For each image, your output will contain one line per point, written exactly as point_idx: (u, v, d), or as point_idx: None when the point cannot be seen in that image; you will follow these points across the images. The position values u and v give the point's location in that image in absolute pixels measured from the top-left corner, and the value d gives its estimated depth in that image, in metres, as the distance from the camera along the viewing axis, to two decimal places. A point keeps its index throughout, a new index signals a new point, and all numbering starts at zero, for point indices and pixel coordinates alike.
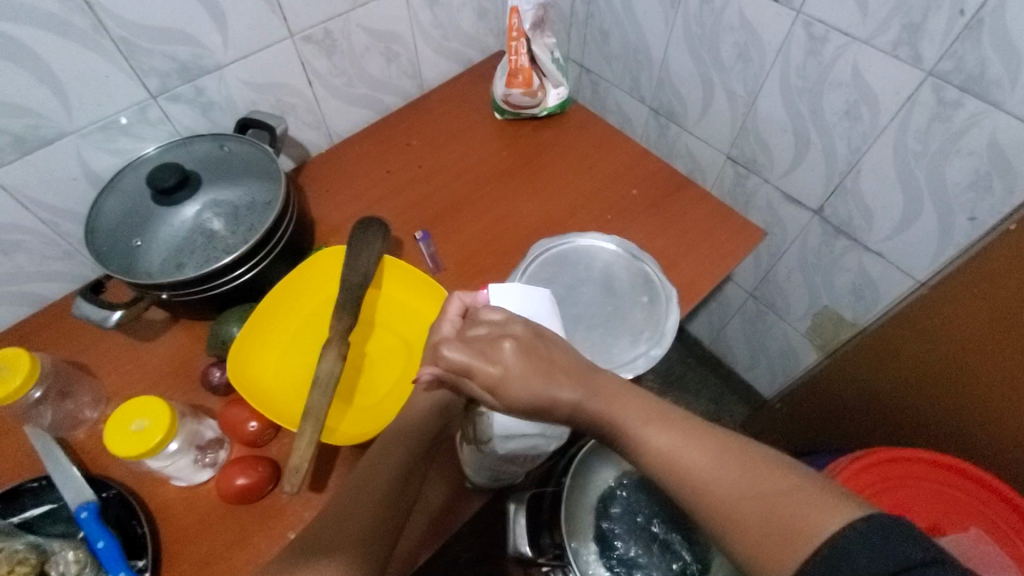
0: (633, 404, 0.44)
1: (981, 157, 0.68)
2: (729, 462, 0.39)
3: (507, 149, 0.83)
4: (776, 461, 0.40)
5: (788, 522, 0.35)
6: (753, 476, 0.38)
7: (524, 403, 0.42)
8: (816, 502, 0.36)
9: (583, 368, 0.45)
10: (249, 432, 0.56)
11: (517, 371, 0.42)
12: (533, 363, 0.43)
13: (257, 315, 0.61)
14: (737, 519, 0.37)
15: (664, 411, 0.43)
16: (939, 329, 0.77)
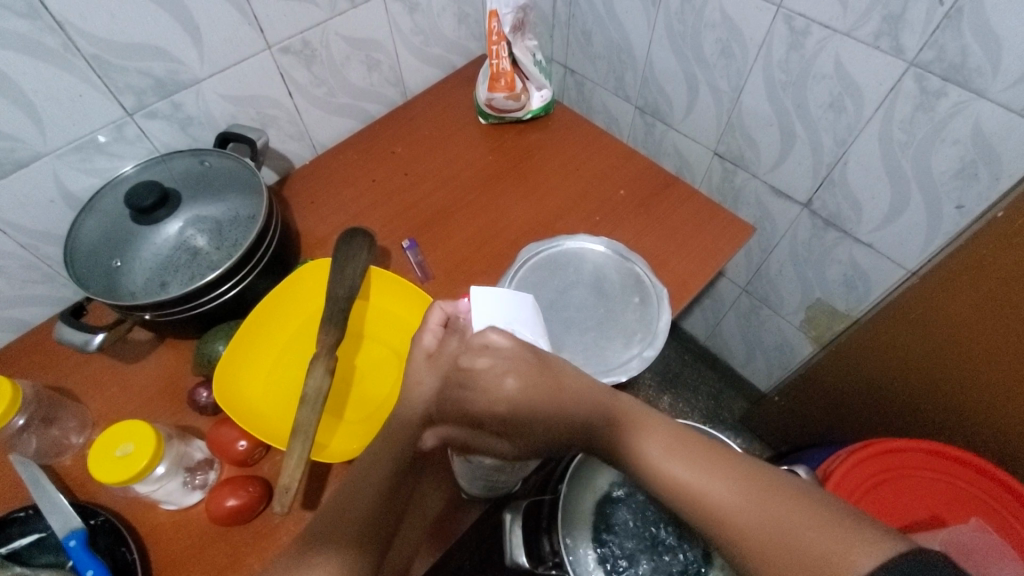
0: (650, 431, 0.44)
1: (966, 145, 0.68)
2: (749, 491, 0.40)
3: (493, 154, 0.83)
4: (793, 488, 0.41)
5: (811, 553, 0.37)
6: (775, 506, 0.39)
7: (543, 433, 0.44)
8: (839, 535, 0.37)
9: (593, 396, 0.45)
10: (239, 452, 0.55)
11: (528, 402, 0.44)
12: (540, 393, 0.44)
13: (243, 333, 0.60)
14: (763, 551, 0.38)
15: (680, 439, 0.44)
16: (931, 322, 0.77)
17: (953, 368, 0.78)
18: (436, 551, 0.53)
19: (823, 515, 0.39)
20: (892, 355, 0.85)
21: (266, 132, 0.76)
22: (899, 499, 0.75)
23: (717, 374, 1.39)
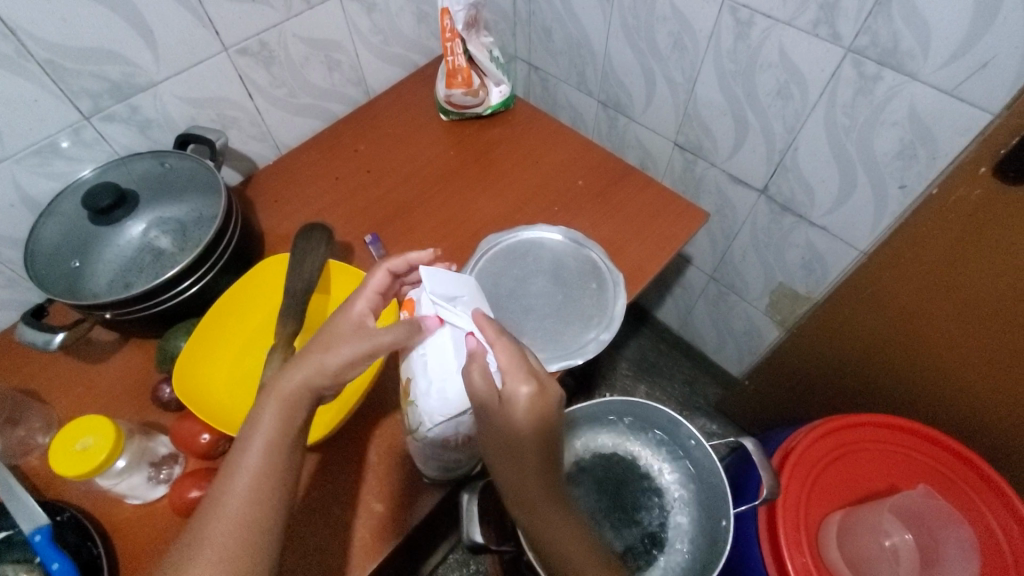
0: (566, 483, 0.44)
1: (904, 126, 0.70)
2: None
3: (454, 149, 0.84)
4: None
5: None
6: None
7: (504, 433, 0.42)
8: None
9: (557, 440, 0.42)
10: (202, 445, 0.56)
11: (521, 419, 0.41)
12: (536, 418, 0.41)
13: (203, 329, 0.60)
14: None
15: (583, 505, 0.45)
16: (884, 300, 0.80)
17: (942, 361, 0.78)
18: (397, 534, 0.54)
19: None
20: (873, 346, 0.86)
21: (227, 133, 0.77)
22: (855, 473, 0.77)
23: (691, 362, 1.41)
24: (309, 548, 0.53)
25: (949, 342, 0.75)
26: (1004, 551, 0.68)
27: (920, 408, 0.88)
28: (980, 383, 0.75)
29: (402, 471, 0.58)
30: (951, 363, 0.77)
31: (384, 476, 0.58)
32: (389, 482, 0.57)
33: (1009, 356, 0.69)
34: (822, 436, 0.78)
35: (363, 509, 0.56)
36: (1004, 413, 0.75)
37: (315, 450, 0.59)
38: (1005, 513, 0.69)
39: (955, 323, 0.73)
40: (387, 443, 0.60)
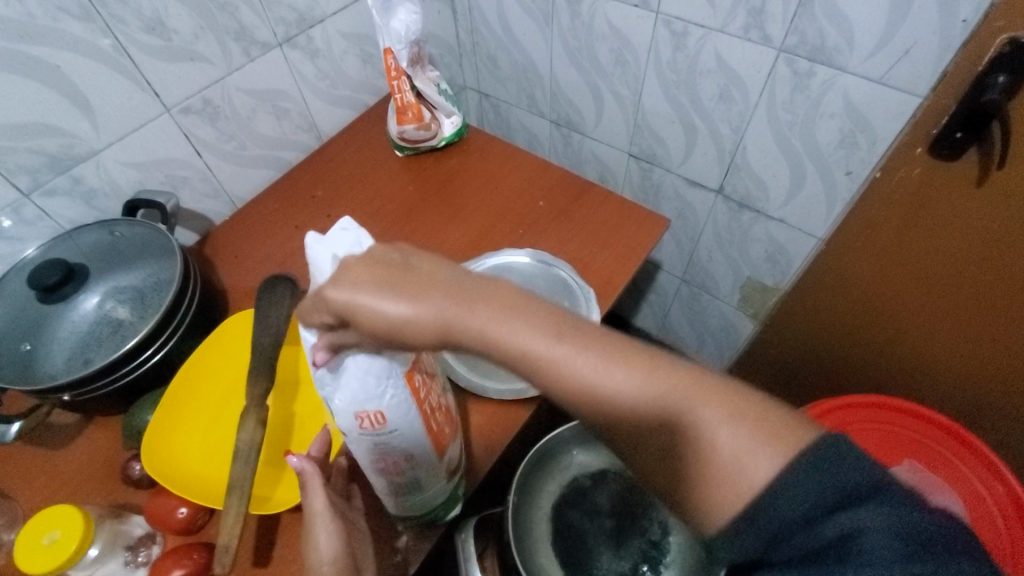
0: (523, 330, 0.35)
1: (842, 117, 0.73)
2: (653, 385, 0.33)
3: (414, 183, 0.84)
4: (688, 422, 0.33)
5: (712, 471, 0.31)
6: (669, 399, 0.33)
7: (381, 335, 0.35)
8: (746, 447, 0.31)
9: (441, 317, 0.35)
10: (179, 520, 0.53)
11: (395, 320, 0.34)
12: (398, 314, 0.34)
13: (169, 399, 0.57)
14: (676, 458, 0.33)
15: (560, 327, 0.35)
16: (844, 280, 0.82)
17: (937, 336, 0.77)
18: None
19: (735, 407, 0.32)
20: (858, 329, 0.87)
21: (178, 193, 0.76)
22: None
23: None
24: None
25: (938, 297, 0.73)
26: (994, 514, 0.70)
27: (912, 385, 0.88)
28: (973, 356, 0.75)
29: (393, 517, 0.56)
30: (917, 324, 0.78)
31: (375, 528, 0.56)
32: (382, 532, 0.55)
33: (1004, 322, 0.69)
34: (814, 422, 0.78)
35: None
36: (974, 373, 0.77)
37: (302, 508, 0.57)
38: (990, 478, 0.72)
39: (928, 284, 0.73)
40: None
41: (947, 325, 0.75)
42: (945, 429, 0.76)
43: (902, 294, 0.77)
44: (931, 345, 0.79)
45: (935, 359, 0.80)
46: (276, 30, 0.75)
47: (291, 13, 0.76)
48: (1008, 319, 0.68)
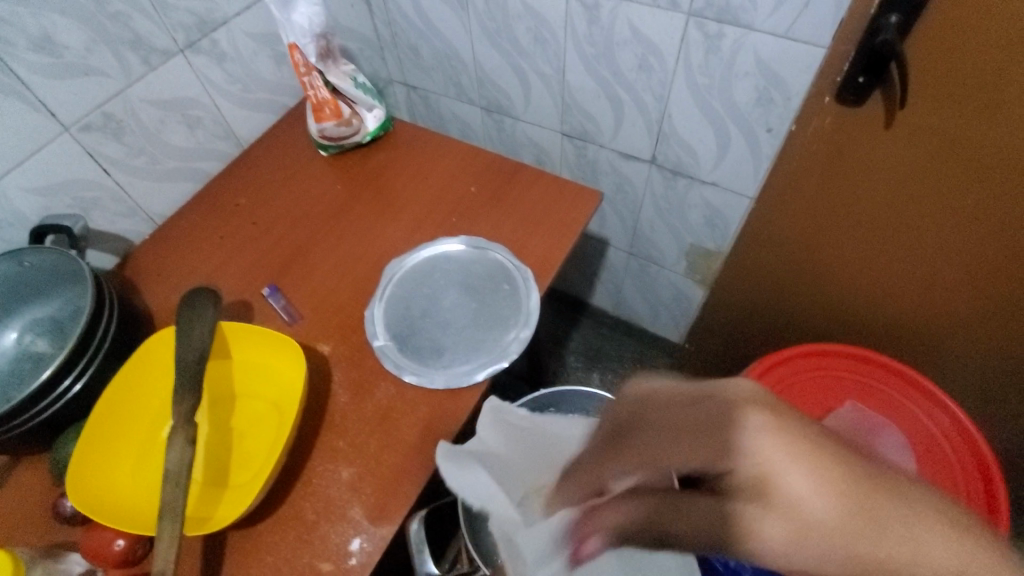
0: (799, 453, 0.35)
1: (756, 75, 0.74)
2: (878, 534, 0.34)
3: (342, 182, 0.82)
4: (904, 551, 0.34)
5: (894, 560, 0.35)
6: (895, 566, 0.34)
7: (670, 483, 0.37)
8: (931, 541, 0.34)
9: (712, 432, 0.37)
10: (117, 552, 0.51)
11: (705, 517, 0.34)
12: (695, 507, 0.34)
13: (90, 435, 0.54)
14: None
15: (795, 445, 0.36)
16: (785, 235, 0.83)
17: (881, 282, 0.79)
18: None
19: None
20: (807, 286, 0.88)
21: (88, 215, 0.72)
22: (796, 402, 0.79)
23: (634, 342, 1.40)
24: None
25: (893, 230, 0.72)
26: (944, 445, 0.73)
27: (864, 331, 0.89)
28: (917, 299, 0.78)
29: (343, 520, 0.55)
30: (870, 270, 0.79)
31: (327, 535, 0.54)
32: (335, 538, 0.54)
33: (941, 257, 0.71)
34: (761, 375, 0.80)
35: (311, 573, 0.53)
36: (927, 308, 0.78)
37: (249, 525, 0.55)
38: (932, 406, 0.75)
39: (870, 227, 0.74)
40: (323, 498, 0.56)
41: (899, 263, 0.75)
42: (871, 361, 0.79)
43: (847, 240, 0.77)
44: (884, 288, 0.80)
45: (887, 300, 0.81)
46: (176, 36, 0.72)
47: (190, 18, 0.73)
48: (946, 253, 0.70)
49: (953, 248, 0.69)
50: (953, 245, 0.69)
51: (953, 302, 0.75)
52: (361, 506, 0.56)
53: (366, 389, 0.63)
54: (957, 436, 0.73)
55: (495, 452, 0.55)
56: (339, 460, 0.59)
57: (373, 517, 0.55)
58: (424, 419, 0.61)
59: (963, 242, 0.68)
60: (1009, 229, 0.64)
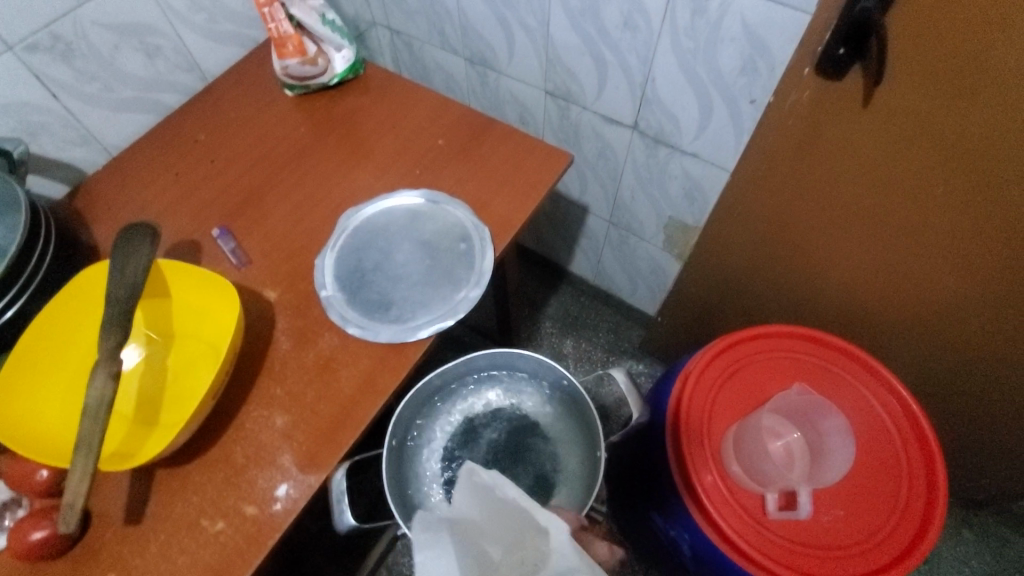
0: None
1: (741, 42, 0.70)
2: None
3: (307, 125, 0.79)
4: None
5: None
6: None
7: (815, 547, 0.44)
8: None
9: None
10: (40, 482, 0.51)
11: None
12: None
13: (9, 371, 0.53)
14: None
15: None
16: (758, 214, 0.81)
17: (849, 269, 0.78)
18: (273, 533, 0.52)
19: None
20: (777, 267, 0.87)
21: (35, 141, 0.69)
22: (752, 381, 0.78)
23: (611, 312, 1.38)
24: (181, 567, 0.51)
25: (865, 216, 0.70)
26: (893, 435, 0.73)
27: (829, 318, 0.88)
28: (883, 287, 0.76)
29: (271, 467, 0.55)
30: (838, 255, 0.77)
31: (254, 480, 0.54)
32: (262, 482, 0.54)
33: (909, 246, 0.69)
34: (717, 354, 0.79)
35: (235, 515, 0.53)
36: (892, 297, 0.77)
37: (178, 464, 0.55)
38: (887, 395, 0.75)
39: (841, 211, 0.72)
40: (254, 443, 0.56)
41: (867, 249, 0.74)
42: (831, 346, 0.79)
43: (819, 222, 0.75)
44: (851, 274, 0.78)
45: (854, 286, 0.80)
46: None
47: None
48: (914, 241, 0.68)
49: (921, 236, 0.67)
50: (921, 234, 0.67)
51: (919, 291, 0.74)
52: (291, 454, 0.56)
53: (308, 338, 0.62)
54: (906, 426, 0.73)
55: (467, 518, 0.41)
56: (273, 407, 0.58)
57: (302, 465, 0.55)
58: (364, 372, 0.60)
59: (931, 231, 0.66)
60: (977, 219, 0.62)
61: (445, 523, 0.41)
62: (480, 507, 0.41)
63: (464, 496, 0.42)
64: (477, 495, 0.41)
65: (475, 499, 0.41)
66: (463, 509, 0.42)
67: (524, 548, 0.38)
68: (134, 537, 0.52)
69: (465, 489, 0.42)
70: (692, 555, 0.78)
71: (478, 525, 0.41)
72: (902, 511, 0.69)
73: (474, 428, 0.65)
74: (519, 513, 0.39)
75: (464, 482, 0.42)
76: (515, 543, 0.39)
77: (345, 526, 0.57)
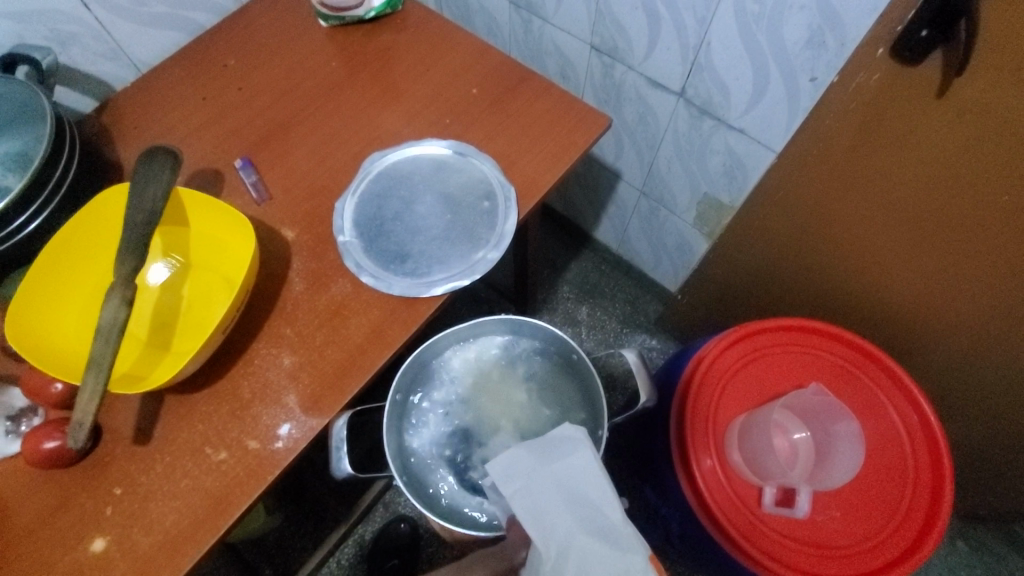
0: None
1: (812, 10, 0.64)
2: None
3: (338, 59, 0.76)
4: None
5: None
6: None
7: None
8: None
9: None
10: (54, 394, 0.53)
11: None
12: None
13: (29, 287, 0.54)
14: None
15: None
16: (800, 200, 0.77)
17: (891, 272, 0.74)
18: (273, 469, 0.53)
19: None
20: (810, 258, 0.83)
21: (65, 51, 0.68)
22: (768, 375, 0.76)
23: (631, 284, 1.35)
24: (184, 490, 0.52)
25: (916, 218, 0.66)
26: (904, 444, 0.71)
27: (858, 318, 0.85)
28: (921, 294, 0.73)
29: (276, 405, 0.56)
30: (880, 255, 0.73)
31: (259, 416, 0.55)
32: (266, 420, 0.55)
33: (959, 254, 0.65)
34: (736, 341, 0.77)
35: (238, 447, 0.54)
36: (928, 305, 0.73)
37: (187, 391, 0.56)
38: (906, 406, 0.73)
39: (890, 208, 0.68)
40: (261, 380, 0.57)
41: (911, 253, 0.70)
42: (854, 346, 0.76)
43: (865, 218, 0.71)
44: (888, 276, 0.75)
45: (890, 288, 0.76)
46: None
47: None
48: (965, 250, 0.64)
49: (974, 246, 0.63)
50: (975, 244, 0.63)
51: (964, 305, 0.69)
52: (296, 396, 0.56)
53: (322, 282, 0.61)
54: (921, 438, 0.71)
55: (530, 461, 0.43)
56: (282, 347, 0.58)
57: (305, 407, 0.56)
58: (373, 322, 0.59)
59: (985, 241, 0.62)
60: None
61: (526, 464, 0.43)
62: (558, 458, 0.43)
63: (532, 451, 0.44)
64: (553, 445, 0.44)
65: (545, 449, 0.44)
66: (534, 454, 0.44)
67: (591, 508, 0.40)
68: (140, 455, 0.54)
69: (543, 445, 0.44)
70: (680, 535, 0.79)
71: (556, 479, 0.41)
72: (900, 521, 0.68)
73: (479, 390, 0.65)
74: (592, 478, 0.42)
75: (545, 440, 0.45)
76: (584, 500, 0.40)
77: (343, 471, 0.59)
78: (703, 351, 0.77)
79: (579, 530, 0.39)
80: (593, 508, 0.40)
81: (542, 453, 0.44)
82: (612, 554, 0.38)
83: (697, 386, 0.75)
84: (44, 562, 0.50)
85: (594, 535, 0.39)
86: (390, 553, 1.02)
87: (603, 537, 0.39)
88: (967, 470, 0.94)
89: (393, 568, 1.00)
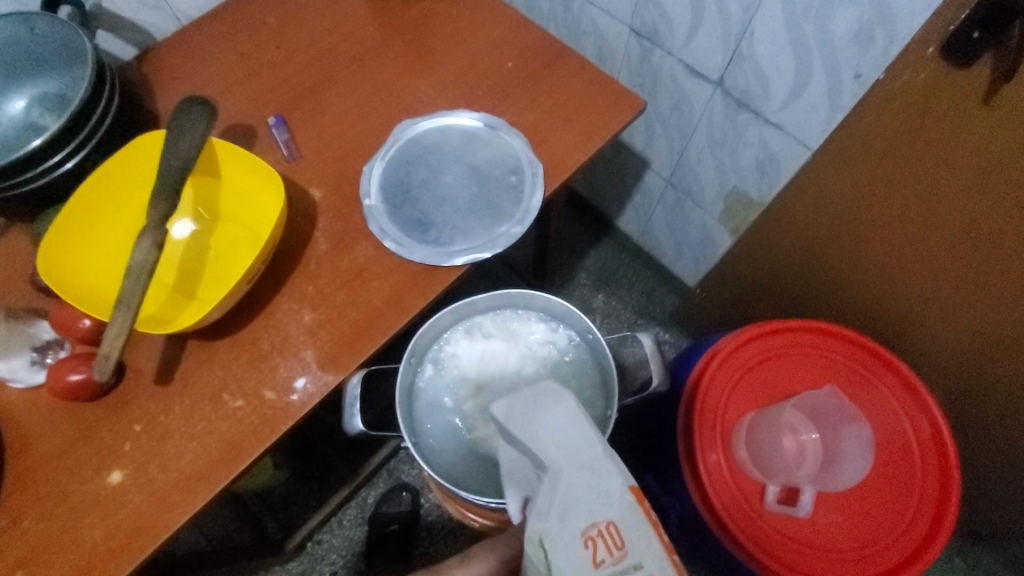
0: None
1: (863, 4, 0.62)
2: None
3: (377, 24, 0.76)
4: None
5: None
6: None
7: None
8: None
9: None
10: (83, 330, 0.55)
11: None
12: None
13: (61, 228, 0.56)
14: None
15: None
16: (831, 200, 0.76)
17: (919, 282, 0.72)
18: (286, 421, 0.54)
19: None
20: (835, 261, 0.82)
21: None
22: (782, 374, 0.76)
23: (650, 275, 1.34)
24: (199, 433, 0.54)
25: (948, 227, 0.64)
26: (914, 453, 0.71)
27: (879, 325, 0.83)
28: (947, 305, 0.71)
29: (293, 359, 0.57)
30: (908, 262, 0.72)
31: (276, 368, 0.57)
32: (283, 371, 0.56)
33: (991, 267, 0.63)
34: (752, 338, 0.77)
35: (254, 396, 0.55)
36: (954, 317, 0.72)
37: (209, 338, 0.58)
38: (918, 415, 0.72)
39: (922, 214, 0.66)
40: (280, 335, 0.58)
41: (940, 262, 0.68)
42: (876, 354, 0.74)
43: (895, 222, 0.70)
44: (915, 284, 0.73)
45: (915, 296, 0.74)
46: None
47: None
48: (998, 263, 0.63)
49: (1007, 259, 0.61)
50: (1010, 257, 0.61)
51: (990, 317, 0.68)
52: (313, 351, 0.57)
53: (346, 244, 0.62)
54: (932, 448, 0.70)
55: (523, 403, 0.43)
56: (303, 302, 0.59)
57: (321, 363, 0.57)
58: (393, 286, 0.60)
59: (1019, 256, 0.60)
60: None
61: (519, 408, 0.43)
62: (548, 401, 0.42)
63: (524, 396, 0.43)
64: (542, 391, 0.43)
65: (535, 394, 0.43)
66: (526, 398, 0.43)
67: (579, 446, 0.39)
68: (160, 396, 0.55)
69: (535, 389, 0.43)
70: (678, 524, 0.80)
71: (546, 418, 0.41)
72: (904, 528, 0.68)
73: (491, 362, 0.65)
74: (578, 419, 0.41)
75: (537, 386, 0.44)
76: (573, 441, 0.40)
77: (354, 429, 0.60)
78: (719, 345, 0.76)
79: (566, 464, 0.39)
80: (583, 447, 0.39)
81: (534, 397, 0.43)
82: (597, 485, 0.38)
83: (709, 380, 0.74)
84: (64, 490, 0.52)
85: (579, 467, 0.39)
86: (390, 519, 1.04)
87: (587, 470, 0.39)
88: (977, 490, 0.92)
89: (392, 534, 1.03)
